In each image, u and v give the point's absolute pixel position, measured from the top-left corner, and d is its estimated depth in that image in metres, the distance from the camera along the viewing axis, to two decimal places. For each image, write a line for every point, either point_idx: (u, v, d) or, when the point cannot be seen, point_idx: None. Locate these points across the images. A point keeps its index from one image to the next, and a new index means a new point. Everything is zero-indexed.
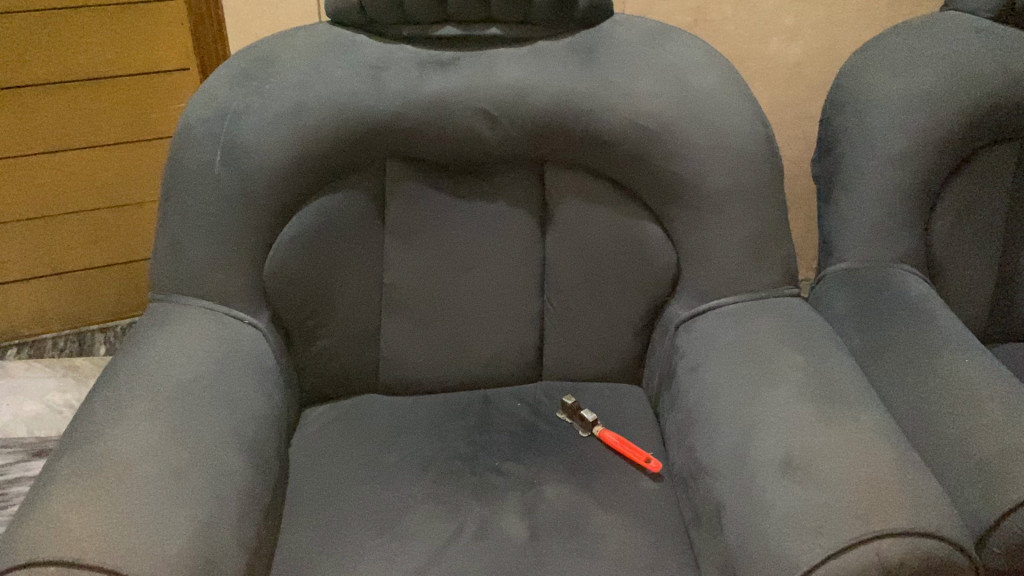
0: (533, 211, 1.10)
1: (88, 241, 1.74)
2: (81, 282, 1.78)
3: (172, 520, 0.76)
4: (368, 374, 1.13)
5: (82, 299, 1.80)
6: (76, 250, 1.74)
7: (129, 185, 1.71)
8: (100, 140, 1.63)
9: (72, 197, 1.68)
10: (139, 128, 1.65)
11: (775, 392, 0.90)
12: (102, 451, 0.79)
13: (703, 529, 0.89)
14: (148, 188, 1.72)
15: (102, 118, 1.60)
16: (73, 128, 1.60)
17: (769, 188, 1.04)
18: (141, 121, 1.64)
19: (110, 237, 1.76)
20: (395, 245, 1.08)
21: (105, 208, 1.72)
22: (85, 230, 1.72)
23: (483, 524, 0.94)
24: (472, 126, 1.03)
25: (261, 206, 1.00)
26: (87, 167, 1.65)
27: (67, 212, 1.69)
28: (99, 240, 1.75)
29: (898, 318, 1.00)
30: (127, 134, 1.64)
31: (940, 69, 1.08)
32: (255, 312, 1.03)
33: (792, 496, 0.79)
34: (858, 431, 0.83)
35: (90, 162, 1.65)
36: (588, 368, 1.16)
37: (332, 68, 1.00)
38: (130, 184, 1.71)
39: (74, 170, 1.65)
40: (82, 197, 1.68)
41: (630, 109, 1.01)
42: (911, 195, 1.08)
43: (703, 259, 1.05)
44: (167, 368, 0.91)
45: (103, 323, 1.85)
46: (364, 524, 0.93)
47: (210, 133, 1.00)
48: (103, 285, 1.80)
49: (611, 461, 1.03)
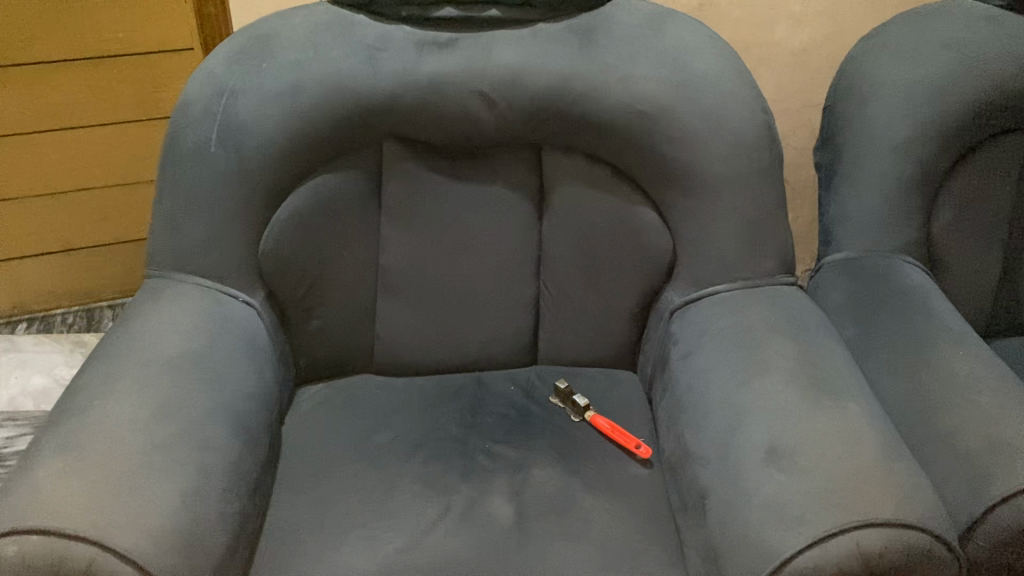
0: (530, 195, 1.10)
1: (97, 219, 1.75)
2: (90, 260, 1.80)
3: (158, 491, 0.77)
4: (364, 355, 1.14)
5: (90, 275, 1.81)
6: (85, 228, 1.75)
7: (136, 164, 1.72)
8: (108, 118, 1.64)
9: (81, 175, 1.69)
10: (147, 107, 1.66)
11: (765, 379, 0.90)
12: (90, 422, 0.80)
13: (688, 516, 0.89)
14: (155, 170, 1.73)
15: (110, 97, 1.62)
16: (81, 106, 1.61)
17: (768, 175, 1.04)
18: (149, 100, 1.65)
19: (119, 216, 1.77)
20: (392, 227, 1.09)
21: (112, 186, 1.73)
22: (93, 207, 1.74)
23: (470, 505, 0.94)
24: (469, 108, 1.03)
25: (257, 184, 1.00)
26: (95, 146, 1.67)
27: (74, 189, 1.70)
28: (108, 218, 1.76)
29: (894, 309, 0.99)
30: (134, 113, 1.65)
31: (945, 58, 1.06)
32: (249, 290, 1.04)
33: (775, 483, 0.79)
34: (845, 420, 0.83)
35: (98, 141, 1.66)
36: (583, 354, 1.16)
37: (330, 48, 1.00)
38: (136, 163, 1.72)
39: (82, 148, 1.66)
40: (88, 175, 1.69)
41: (628, 93, 1.01)
42: (912, 185, 1.07)
43: (699, 246, 1.04)
44: (160, 342, 0.91)
45: (111, 301, 1.86)
46: (352, 503, 0.94)
47: (207, 111, 1.00)
48: (112, 262, 1.82)
49: (600, 445, 1.03)
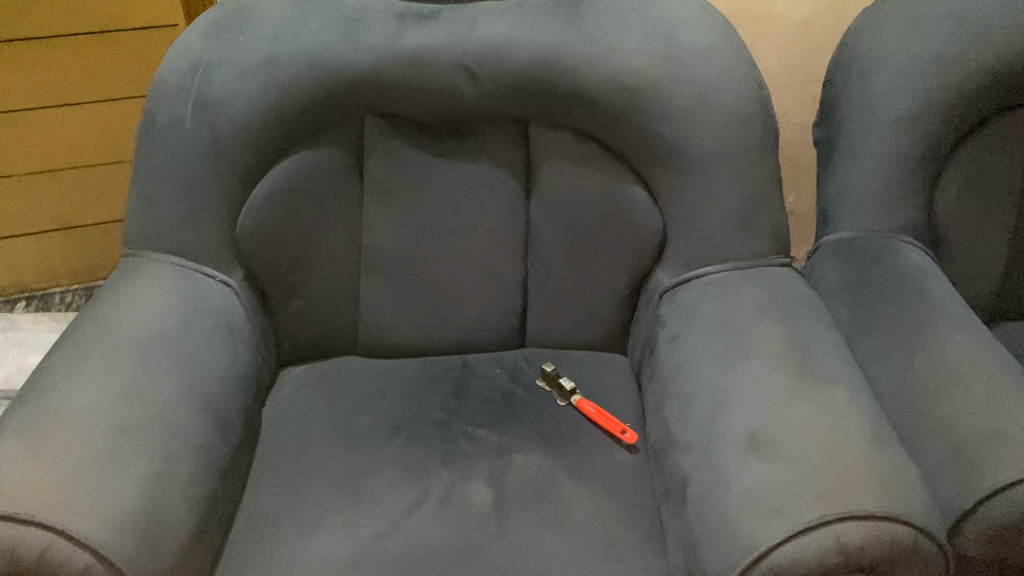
0: (517, 172, 1.06)
1: (92, 198, 1.74)
2: (87, 239, 1.79)
3: (121, 476, 0.75)
4: (347, 337, 1.11)
5: (87, 254, 1.81)
6: (82, 207, 1.74)
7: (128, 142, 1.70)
8: (102, 95, 1.62)
9: (75, 154, 1.67)
10: (140, 83, 1.64)
11: (751, 364, 0.86)
12: (53, 405, 0.79)
13: (671, 505, 0.86)
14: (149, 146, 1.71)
15: (103, 72, 1.60)
16: (75, 83, 1.59)
17: (762, 152, 0.99)
18: (142, 76, 1.63)
19: (113, 195, 1.76)
20: (374, 205, 1.06)
21: (107, 163, 1.71)
22: (89, 186, 1.72)
23: (449, 491, 0.92)
24: (452, 82, 0.99)
25: (233, 161, 0.98)
26: (89, 123, 1.65)
27: (69, 166, 1.68)
28: (104, 196, 1.75)
29: (891, 290, 0.95)
30: (127, 89, 1.63)
31: (951, 29, 1.01)
32: (227, 270, 1.02)
33: (757, 473, 0.76)
34: (832, 407, 0.80)
35: (92, 118, 1.64)
36: (572, 336, 1.12)
37: (308, 21, 0.98)
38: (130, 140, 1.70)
39: (76, 125, 1.64)
40: (83, 152, 1.68)
41: (614, 67, 0.97)
42: (912, 162, 1.03)
43: (688, 225, 1.01)
44: (130, 323, 0.89)
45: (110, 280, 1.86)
46: (328, 487, 0.92)
47: (182, 87, 0.97)
48: (111, 241, 1.81)
49: (585, 431, 1.00)
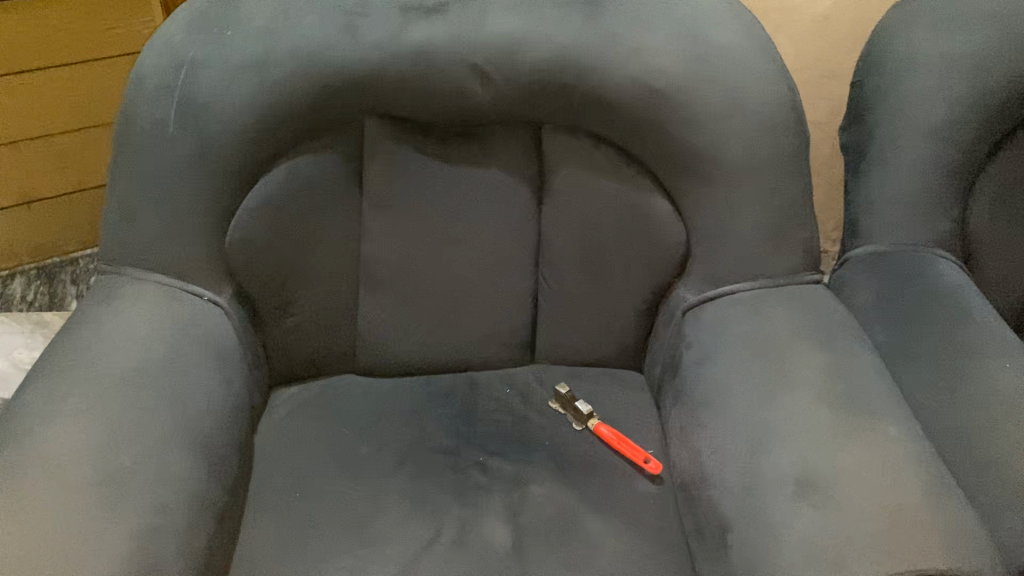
0: (529, 179, 0.99)
1: (51, 168, 1.55)
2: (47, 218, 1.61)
3: (109, 534, 0.67)
4: (345, 355, 1.03)
5: (45, 233, 1.63)
6: (40, 181, 1.56)
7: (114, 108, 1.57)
8: (61, 57, 1.46)
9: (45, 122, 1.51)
10: (103, 41, 1.48)
11: (792, 396, 0.80)
12: (30, 454, 0.70)
13: (706, 547, 0.80)
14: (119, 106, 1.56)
15: (60, 33, 1.43)
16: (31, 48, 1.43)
17: (794, 161, 0.93)
18: (105, 32, 1.47)
19: (76, 165, 1.58)
20: (375, 215, 0.97)
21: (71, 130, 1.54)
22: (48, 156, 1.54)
23: (463, 529, 0.85)
24: (461, 82, 0.91)
25: (223, 168, 0.89)
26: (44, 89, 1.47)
27: (15, 137, 1.48)
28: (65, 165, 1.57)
29: (931, 310, 0.90)
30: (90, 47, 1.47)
31: (991, 30, 0.95)
32: (216, 288, 0.93)
33: (809, 522, 0.70)
34: (885, 446, 0.74)
35: (52, 84, 1.47)
36: (586, 352, 1.06)
37: (303, 14, 0.89)
38: (97, 103, 1.54)
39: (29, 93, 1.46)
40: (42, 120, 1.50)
41: (640, 67, 0.90)
42: (947, 171, 0.97)
43: (715, 239, 0.94)
44: (112, 354, 0.81)
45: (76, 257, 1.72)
46: (332, 527, 0.85)
47: (164, 85, 0.88)
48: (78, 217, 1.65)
49: (605, 458, 0.94)
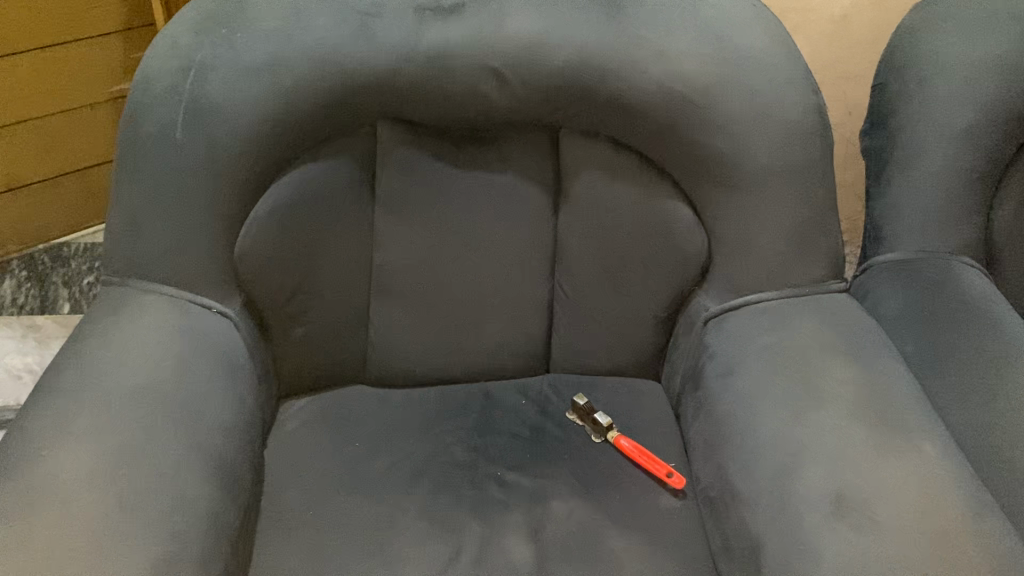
0: (545, 184, 0.96)
1: (40, 153, 1.63)
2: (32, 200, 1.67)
3: (124, 564, 0.64)
4: (356, 365, 1.00)
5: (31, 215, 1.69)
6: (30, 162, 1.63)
7: (104, 90, 1.65)
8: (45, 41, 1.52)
9: (38, 105, 1.58)
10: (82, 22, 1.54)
11: (823, 413, 0.79)
12: (40, 480, 0.68)
13: (735, 566, 0.78)
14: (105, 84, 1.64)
15: (43, 16, 1.49)
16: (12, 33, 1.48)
17: (820, 167, 0.91)
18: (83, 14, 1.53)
19: (66, 143, 1.66)
20: (387, 222, 0.95)
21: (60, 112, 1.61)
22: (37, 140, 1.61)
23: (484, 548, 0.83)
24: (479, 85, 0.88)
25: (232, 175, 0.86)
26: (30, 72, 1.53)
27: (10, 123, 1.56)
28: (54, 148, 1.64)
29: (958, 320, 0.88)
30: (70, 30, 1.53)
31: (1018, 33, 0.94)
32: (225, 298, 0.90)
33: (848, 543, 0.69)
34: (922, 465, 0.73)
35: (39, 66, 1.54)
36: (602, 361, 1.03)
37: (316, 16, 0.85)
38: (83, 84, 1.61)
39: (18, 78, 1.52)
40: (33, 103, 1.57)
41: (663, 71, 0.87)
42: (972, 177, 0.95)
43: (739, 247, 0.92)
44: (120, 371, 0.78)
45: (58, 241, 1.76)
46: (349, 546, 0.82)
47: (171, 89, 0.85)
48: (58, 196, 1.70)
49: (626, 472, 0.91)
